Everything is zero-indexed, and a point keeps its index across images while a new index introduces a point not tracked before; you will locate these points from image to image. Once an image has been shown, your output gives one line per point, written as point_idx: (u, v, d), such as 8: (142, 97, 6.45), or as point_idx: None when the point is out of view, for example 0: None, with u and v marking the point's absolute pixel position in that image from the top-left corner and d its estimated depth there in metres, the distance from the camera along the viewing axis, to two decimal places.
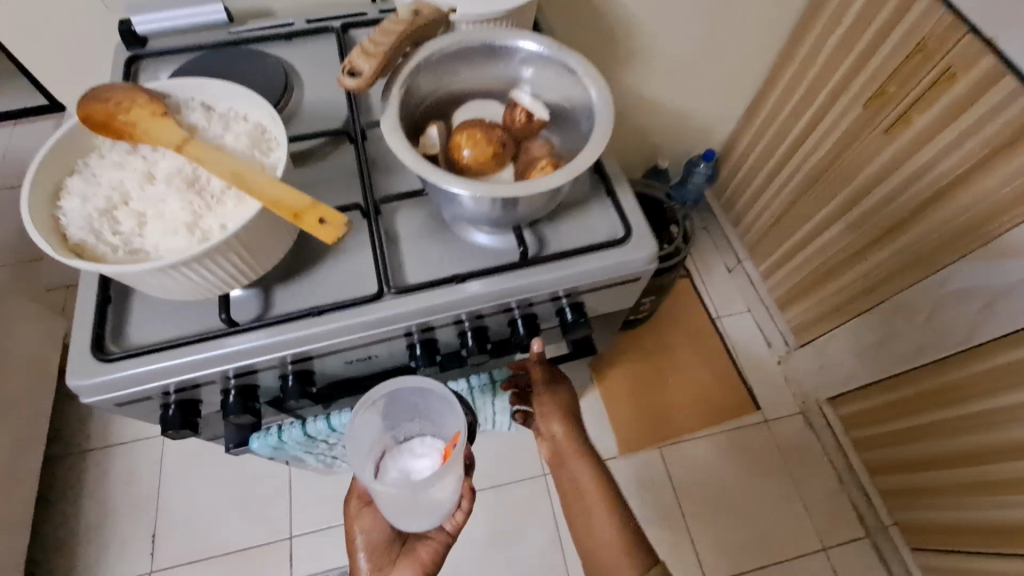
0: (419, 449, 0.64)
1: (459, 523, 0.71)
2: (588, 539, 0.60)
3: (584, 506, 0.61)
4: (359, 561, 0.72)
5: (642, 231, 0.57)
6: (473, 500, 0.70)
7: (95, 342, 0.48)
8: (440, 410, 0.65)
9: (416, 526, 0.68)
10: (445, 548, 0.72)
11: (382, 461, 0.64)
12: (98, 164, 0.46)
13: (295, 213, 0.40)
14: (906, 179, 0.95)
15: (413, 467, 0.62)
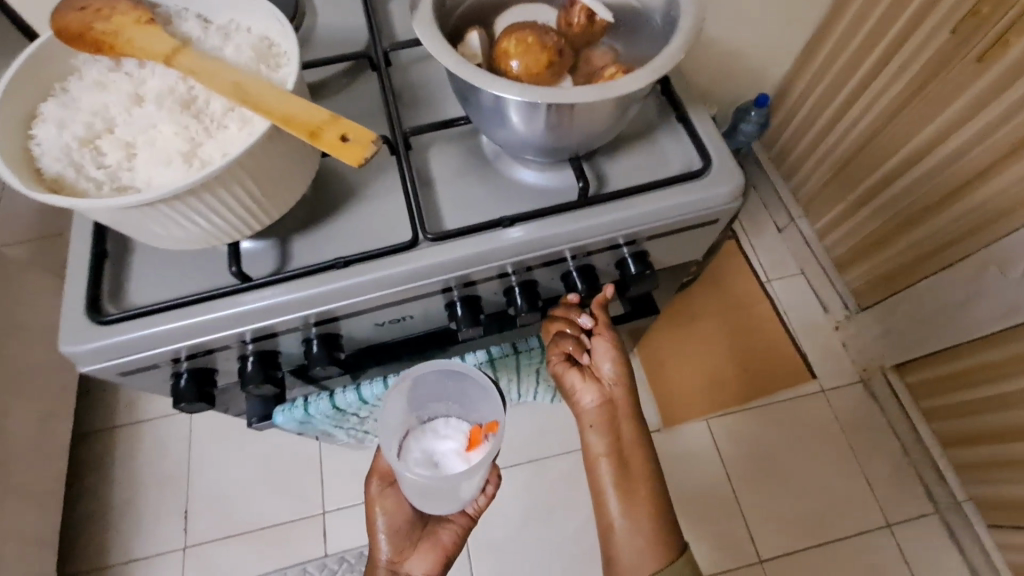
0: (444, 431, 0.58)
1: (482, 506, 0.67)
2: (621, 512, 0.52)
3: (623, 475, 0.52)
4: (378, 543, 0.66)
5: (724, 162, 0.47)
6: (498, 485, 0.66)
7: (91, 301, 0.42)
8: (473, 393, 0.59)
9: (432, 508, 0.63)
10: (464, 531, 0.69)
11: (403, 441, 0.56)
12: (77, 85, 0.39)
13: (312, 131, 0.32)
14: (1004, 113, 0.82)
15: (440, 451, 0.56)
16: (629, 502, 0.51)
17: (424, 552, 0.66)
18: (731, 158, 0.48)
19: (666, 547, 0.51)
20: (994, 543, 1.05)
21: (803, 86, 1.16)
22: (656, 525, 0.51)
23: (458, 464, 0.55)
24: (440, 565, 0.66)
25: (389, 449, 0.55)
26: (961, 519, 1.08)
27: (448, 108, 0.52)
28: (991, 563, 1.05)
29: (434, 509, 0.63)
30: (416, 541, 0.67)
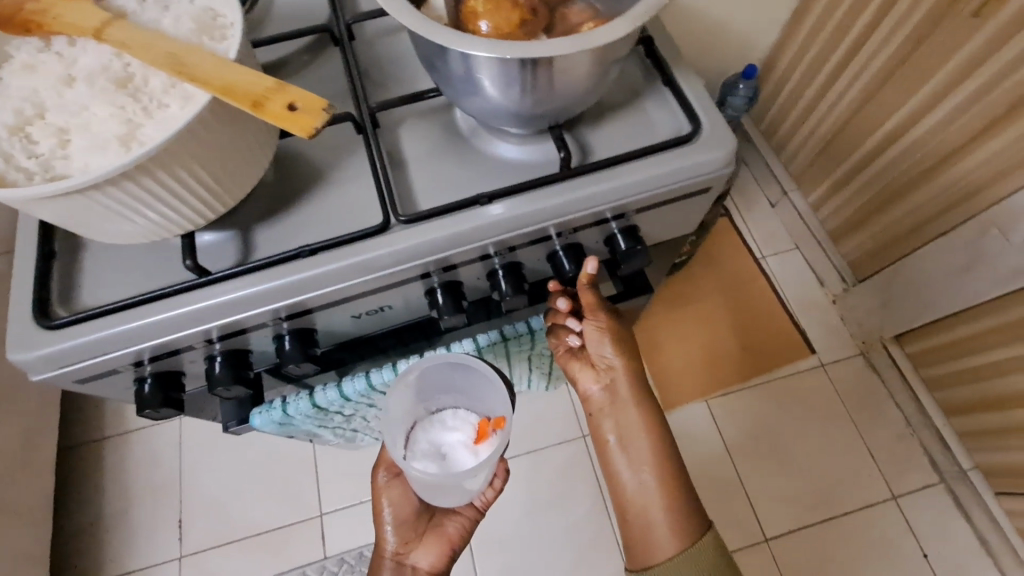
0: (452, 422, 0.57)
1: (489, 499, 0.64)
2: (632, 496, 0.50)
3: (631, 456, 0.51)
4: (384, 534, 0.63)
5: (714, 125, 0.44)
6: (506, 479, 0.62)
7: (38, 305, 0.39)
8: (481, 386, 0.57)
9: (438, 502, 0.61)
10: (472, 523, 0.66)
11: (411, 432, 0.56)
12: (5, 68, 0.35)
13: (255, 101, 0.30)
14: (1000, 70, 0.79)
15: (448, 444, 0.55)
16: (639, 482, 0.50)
17: (429, 545, 0.63)
18: (721, 120, 0.45)
19: (686, 527, 0.48)
20: (1001, 509, 1.04)
21: (791, 55, 1.13)
22: (673, 504, 0.49)
23: (466, 457, 0.54)
24: (446, 558, 0.63)
25: (395, 443, 0.54)
26: (967, 488, 1.07)
27: (417, 82, 0.49)
28: (1000, 532, 1.03)
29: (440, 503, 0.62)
30: (422, 534, 0.63)
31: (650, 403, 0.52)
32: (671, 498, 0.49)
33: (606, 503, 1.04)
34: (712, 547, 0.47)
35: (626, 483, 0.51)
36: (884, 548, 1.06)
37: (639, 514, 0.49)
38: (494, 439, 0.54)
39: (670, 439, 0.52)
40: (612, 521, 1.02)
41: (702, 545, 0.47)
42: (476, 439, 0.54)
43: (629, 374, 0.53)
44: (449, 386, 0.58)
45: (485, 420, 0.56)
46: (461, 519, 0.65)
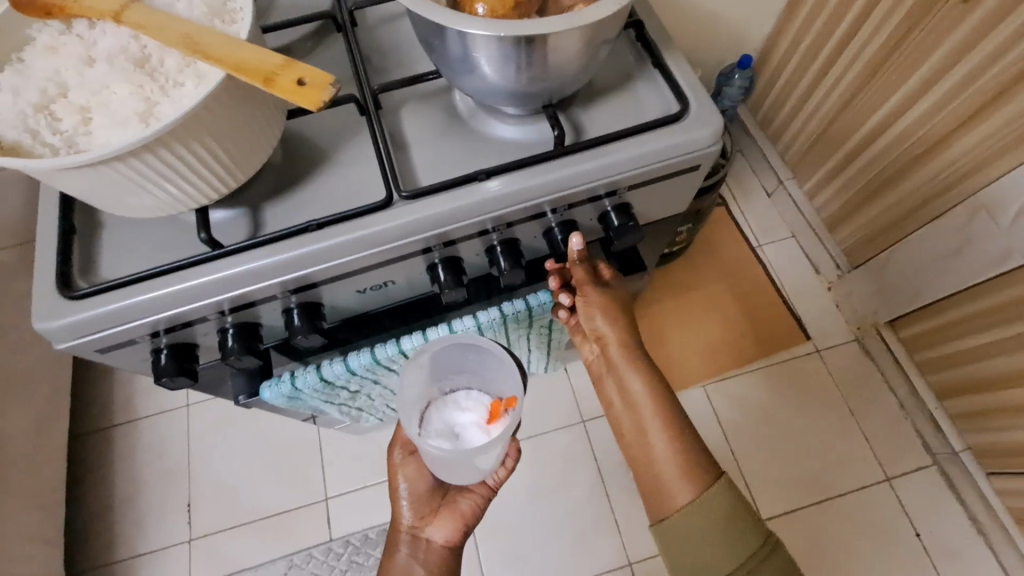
0: (465, 403, 0.59)
1: (502, 478, 0.66)
2: (641, 452, 0.52)
3: (634, 414, 0.53)
4: (400, 509, 0.65)
5: (702, 104, 0.46)
6: (518, 459, 0.64)
7: (60, 277, 0.41)
8: (493, 367, 0.60)
9: (452, 479, 0.64)
10: (484, 501, 0.67)
11: (425, 412, 0.59)
12: (29, 51, 0.37)
13: (266, 77, 0.32)
14: (990, 56, 0.81)
15: (461, 423, 0.57)
16: (643, 438, 0.52)
17: (442, 519, 0.64)
18: (709, 99, 0.47)
19: (697, 473, 0.48)
20: (993, 490, 1.05)
21: (786, 45, 1.15)
22: (681, 453, 0.50)
23: (478, 436, 0.56)
24: (460, 533, 0.65)
25: (410, 421, 0.56)
26: (960, 469, 1.09)
27: (417, 67, 0.51)
28: (992, 512, 1.05)
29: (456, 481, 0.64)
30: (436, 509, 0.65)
31: (645, 364, 0.54)
32: (679, 447, 0.50)
33: (605, 484, 1.06)
34: (723, 494, 0.47)
35: (632, 442, 0.53)
36: (879, 527, 1.08)
37: (647, 473, 0.51)
38: (506, 419, 0.56)
39: (671, 393, 0.53)
40: (612, 502, 1.04)
41: (713, 493, 0.47)
42: (488, 419, 0.57)
43: (622, 337, 0.56)
44: (462, 368, 0.61)
45: (497, 401, 0.58)
46: (473, 496, 0.66)
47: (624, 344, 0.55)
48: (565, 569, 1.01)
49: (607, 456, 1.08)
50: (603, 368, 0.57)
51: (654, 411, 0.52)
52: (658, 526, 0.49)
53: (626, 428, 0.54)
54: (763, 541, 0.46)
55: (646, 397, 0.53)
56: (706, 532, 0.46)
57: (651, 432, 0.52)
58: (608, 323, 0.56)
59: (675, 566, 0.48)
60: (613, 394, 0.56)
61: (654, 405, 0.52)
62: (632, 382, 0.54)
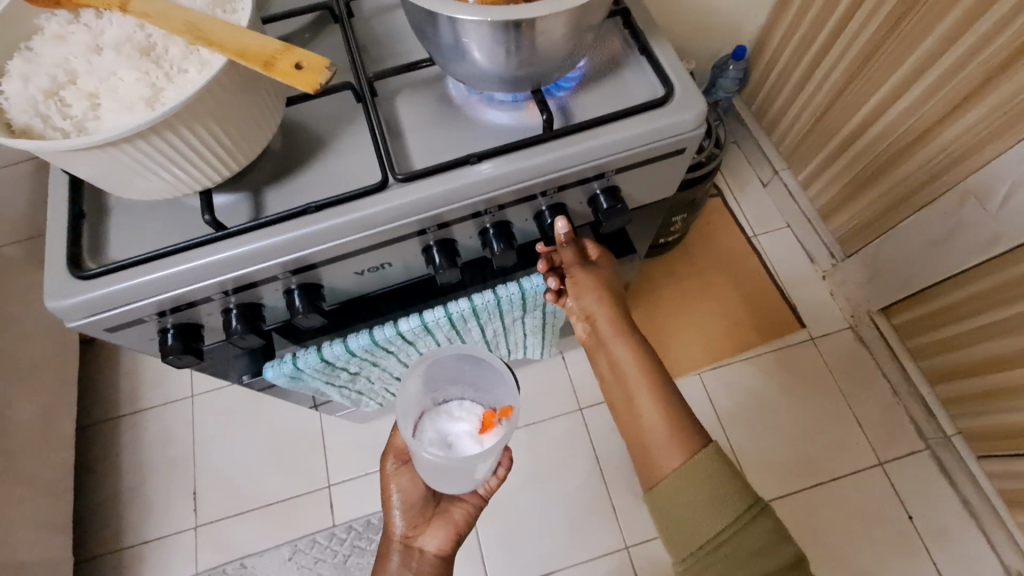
0: (458, 413, 0.61)
1: (494, 488, 0.67)
2: (631, 421, 0.54)
3: (624, 386, 0.55)
4: (393, 518, 0.66)
5: (687, 88, 0.48)
6: (510, 469, 0.66)
7: (71, 258, 0.43)
8: (487, 378, 0.63)
9: (446, 489, 0.65)
10: (476, 511, 0.69)
11: (419, 421, 0.61)
12: (39, 39, 0.39)
13: (266, 61, 0.33)
14: (977, 43, 0.82)
15: (454, 433, 0.59)
16: (634, 408, 0.54)
17: (436, 525, 0.66)
18: (693, 84, 0.48)
19: (686, 440, 0.50)
20: (984, 473, 1.07)
21: (779, 36, 1.16)
22: (669, 419, 0.51)
23: (472, 446, 0.58)
24: (452, 542, 0.66)
25: (405, 427, 0.59)
26: (952, 453, 1.10)
27: (411, 55, 0.53)
28: (983, 494, 1.07)
29: (447, 491, 0.65)
30: (429, 517, 0.67)
31: (635, 337, 0.56)
32: (666, 414, 0.52)
33: (601, 470, 1.08)
34: (710, 461, 0.48)
35: (624, 412, 0.55)
36: (872, 511, 1.10)
37: (640, 444, 0.52)
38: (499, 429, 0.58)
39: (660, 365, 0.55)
40: (609, 487, 1.06)
41: (699, 459, 0.48)
42: (481, 429, 0.59)
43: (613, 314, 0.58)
44: (457, 379, 0.64)
45: (491, 412, 0.61)
46: (465, 505, 0.68)
47: (614, 319, 0.57)
48: (562, 553, 1.03)
49: (603, 442, 1.10)
50: (596, 344, 0.60)
51: (643, 381, 0.54)
52: (649, 495, 0.50)
53: (618, 399, 0.56)
54: (749, 507, 0.46)
55: (634, 367, 0.55)
56: (692, 498, 0.47)
57: (640, 401, 0.53)
58: (597, 299, 0.57)
59: (664, 534, 0.49)
60: (607, 369, 0.58)
61: (643, 375, 0.54)
62: (621, 354, 0.56)
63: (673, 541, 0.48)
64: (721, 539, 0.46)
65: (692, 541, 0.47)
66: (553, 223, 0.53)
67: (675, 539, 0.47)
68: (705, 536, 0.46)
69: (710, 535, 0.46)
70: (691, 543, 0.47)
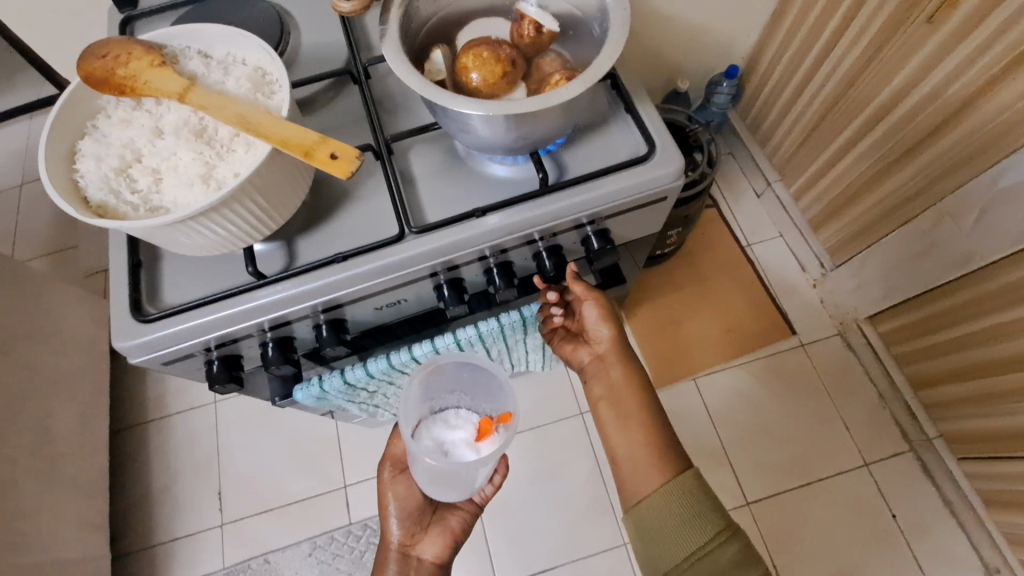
0: (455, 421, 0.64)
1: (488, 495, 0.75)
2: (618, 444, 0.61)
3: (619, 410, 0.62)
4: (390, 526, 0.72)
5: (667, 145, 0.54)
6: (505, 477, 0.72)
7: (133, 303, 0.50)
8: (485, 385, 0.66)
9: (441, 493, 0.69)
10: (470, 518, 0.76)
11: (417, 427, 0.62)
12: (106, 122, 0.45)
13: (306, 151, 0.41)
14: (951, 74, 0.87)
15: (451, 440, 0.61)
16: (625, 431, 0.61)
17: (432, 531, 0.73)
18: (673, 141, 0.55)
19: (670, 463, 0.57)
20: (963, 473, 1.13)
21: (770, 56, 1.22)
22: (656, 443, 0.59)
23: (469, 454, 0.60)
24: (449, 548, 0.73)
25: (406, 431, 0.60)
26: (933, 454, 1.17)
27: (421, 115, 0.59)
28: (961, 492, 1.13)
29: (439, 491, 0.68)
30: (423, 524, 0.73)
31: (632, 365, 0.64)
32: (653, 439, 0.59)
33: (601, 470, 1.15)
34: (686, 487, 0.55)
35: (615, 432, 0.61)
36: (857, 509, 1.17)
37: (628, 465, 0.59)
38: (496, 436, 0.61)
39: (651, 393, 0.63)
40: (607, 487, 1.13)
41: (674, 485, 0.55)
42: (477, 435, 0.61)
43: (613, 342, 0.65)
44: (456, 386, 0.67)
45: (487, 420, 0.63)
46: (459, 514, 0.75)
47: (615, 345, 0.65)
48: (564, 548, 1.10)
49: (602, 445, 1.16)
50: (596, 369, 0.66)
51: (635, 405, 0.62)
52: (629, 516, 0.57)
53: (609, 418, 0.63)
54: (719, 530, 0.53)
55: (629, 391, 0.62)
56: (668, 519, 0.54)
57: (632, 426, 0.60)
58: (609, 332, 0.65)
59: (643, 555, 0.55)
60: (601, 390, 0.65)
61: (639, 403, 0.62)
62: (618, 379, 0.63)
63: (650, 561, 0.54)
64: (694, 557, 0.52)
65: (667, 559, 0.53)
66: (557, 271, 0.60)
67: (653, 559, 0.54)
68: (680, 556, 0.53)
69: (685, 554, 0.52)
70: (667, 562, 0.53)
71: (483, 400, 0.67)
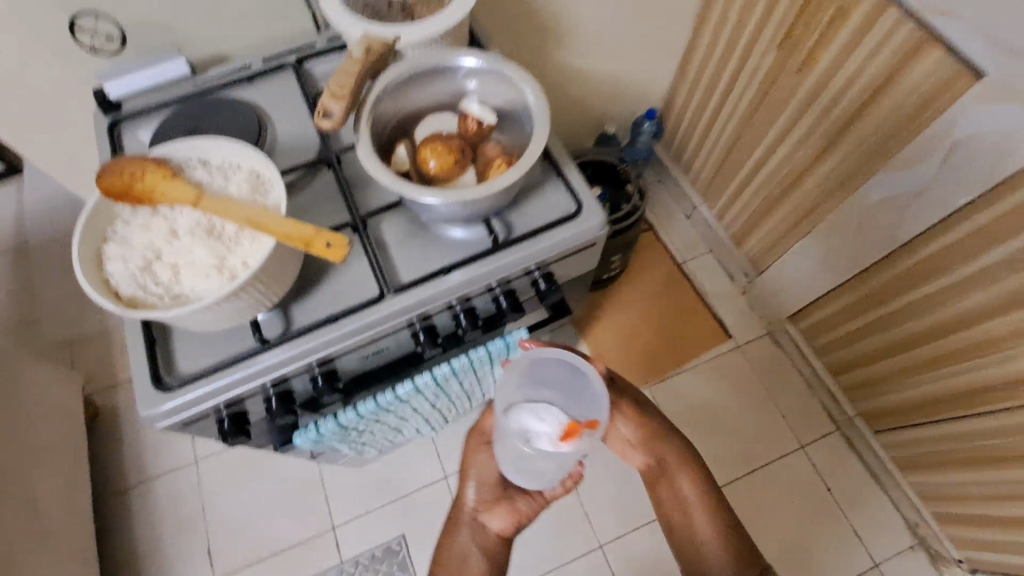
0: (545, 415, 0.61)
1: (560, 493, 0.75)
2: (693, 543, 0.71)
3: (692, 513, 0.72)
4: (468, 490, 0.77)
5: (591, 203, 0.68)
6: (576, 481, 0.73)
7: (153, 377, 0.58)
8: (583, 388, 0.64)
9: (520, 477, 0.70)
10: (539, 507, 0.78)
11: (510, 410, 0.62)
12: (125, 227, 0.54)
13: (306, 242, 0.52)
14: (821, 112, 1.05)
15: (536, 431, 0.60)
16: (701, 533, 0.70)
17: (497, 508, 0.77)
18: (595, 199, 0.68)
19: (746, 565, 0.68)
20: (880, 446, 1.29)
21: (682, 97, 1.44)
22: (730, 545, 0.69)
23: (550, 448, 0.59)
24: (513, 526, 0.76)
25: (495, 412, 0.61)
26: (854, 431, 1.34)
27: (387, 191, 0.70)
28: (880, 460, 1.30)
29: (515, 467, 0.68)
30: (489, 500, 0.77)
31: (698, 473, 0.73)
32: (726, 541, 0.69)
33: None
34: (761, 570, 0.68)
35: (692, 533, 0.71)
36: (799, 488, 1.32)
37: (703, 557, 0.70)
38: (581, 439, 0.59)
39: (719, 499, 0.72)
40: (580, 496, 1.23)
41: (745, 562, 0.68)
42: (564, 426, 0.60)
43: (677, 455, 0.74)
44: (552, 382, 0.65)
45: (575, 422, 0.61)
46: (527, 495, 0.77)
47: (680, 460, 0.73)
48: (547, 558, 1.19)
49: None
50: (660, 475, 0.75)
51: (706, 511, 0.71)
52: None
53: (680, 521, 0.72)
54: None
55: (697, 500, 0.72)
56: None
57: (705, 529, 0.70)
58: (672, 447, 0.74)
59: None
60: (668, 496, 0.74)
61: (709, 508, 0.71)
62: (687, 488, 0.73)
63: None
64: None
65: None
66: (513, 311, 0.72)
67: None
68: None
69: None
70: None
71: (577, 405, 0.64)
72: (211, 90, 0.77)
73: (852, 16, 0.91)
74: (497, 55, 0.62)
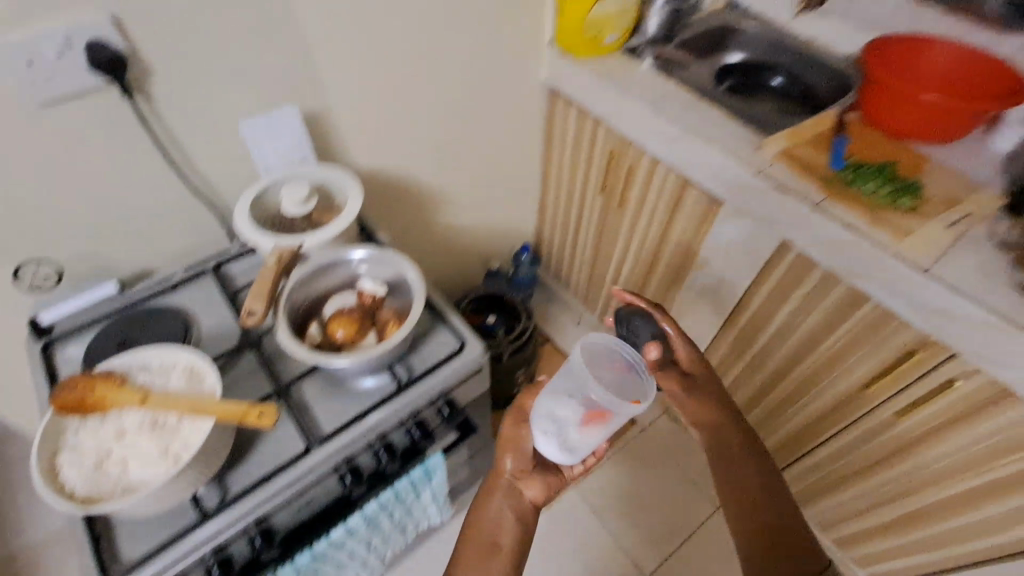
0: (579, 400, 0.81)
1: (586, 468, 0.85)
2: (763, 518, 0.79)
3: (758, 497, 0.81)
4: (506, 461, 0.86)
5: (471, 338, 0.87)
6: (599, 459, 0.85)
7: (100, 568, 0.64)
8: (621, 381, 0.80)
9: (547, 450, 0.82)
10: (569, 481, 0.86)
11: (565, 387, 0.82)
12: (77, 435, 0.64)
13: (240, 416, 0.64)
14: (642, 232, 1.40)
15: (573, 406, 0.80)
16: (769, 511, 0.80)
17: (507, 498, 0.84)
18: (474, 334, 0.88)
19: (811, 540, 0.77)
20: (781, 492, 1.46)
21: (548, 232, 1.81)
22: (792, 523, 0.79)
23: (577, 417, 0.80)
24: (543, 497, 0.85)
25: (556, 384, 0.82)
26: None
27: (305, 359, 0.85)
28: None
29: (560, 456, 0.80)
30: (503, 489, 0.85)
31: (759, 461, 0.84)
32: (791, 518, 0.80)
33: None
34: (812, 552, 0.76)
35: (761, 512, 0.80)
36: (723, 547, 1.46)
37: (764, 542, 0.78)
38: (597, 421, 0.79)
39: (779, 484, 0.83)
40: None
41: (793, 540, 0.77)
42: (590, 413, 0.79)
43: (742, 443, 0.84)
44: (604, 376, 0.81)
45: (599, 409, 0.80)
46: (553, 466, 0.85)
47: (743, 450, 0.84)
48: None
49: None
50: (722, 461, 0.84)
51: (772, 490, 0.82)
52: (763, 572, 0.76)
53: (744, 501, 0.81)
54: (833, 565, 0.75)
55: (761, 484, 0.82)
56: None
57: (773, 508, 0.80)
58: (733, 434, 0.85)
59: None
60: (730, 482, 0.83)
61: (769, 491, 0.82)
62: (751, 474, 0.82)
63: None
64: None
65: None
66: (424, 438, 0.86)
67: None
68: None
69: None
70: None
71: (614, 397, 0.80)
72: (139, 302, 0.91)
73: (640, 170, 1.29)
74: (380, 245, 0.84)
